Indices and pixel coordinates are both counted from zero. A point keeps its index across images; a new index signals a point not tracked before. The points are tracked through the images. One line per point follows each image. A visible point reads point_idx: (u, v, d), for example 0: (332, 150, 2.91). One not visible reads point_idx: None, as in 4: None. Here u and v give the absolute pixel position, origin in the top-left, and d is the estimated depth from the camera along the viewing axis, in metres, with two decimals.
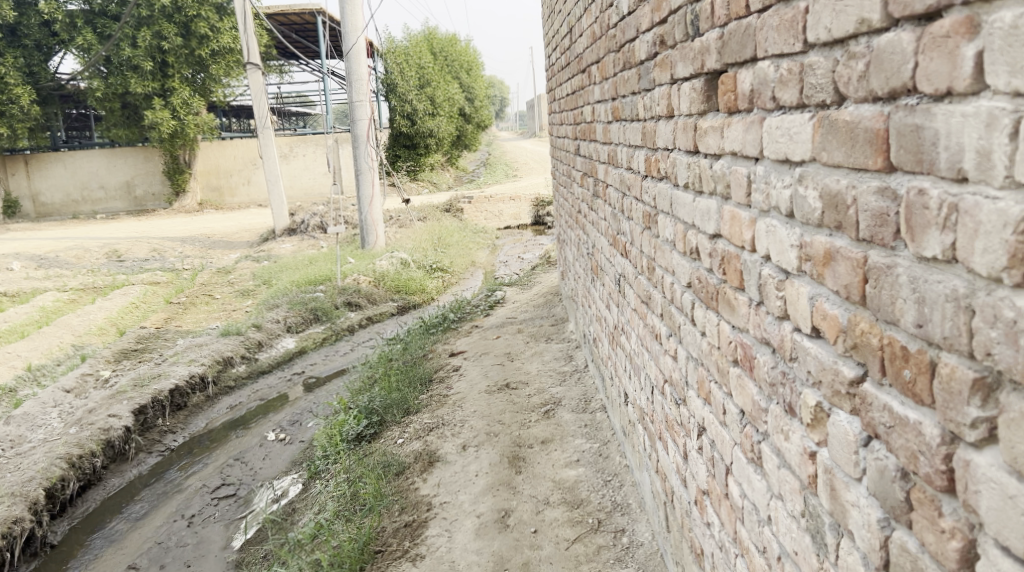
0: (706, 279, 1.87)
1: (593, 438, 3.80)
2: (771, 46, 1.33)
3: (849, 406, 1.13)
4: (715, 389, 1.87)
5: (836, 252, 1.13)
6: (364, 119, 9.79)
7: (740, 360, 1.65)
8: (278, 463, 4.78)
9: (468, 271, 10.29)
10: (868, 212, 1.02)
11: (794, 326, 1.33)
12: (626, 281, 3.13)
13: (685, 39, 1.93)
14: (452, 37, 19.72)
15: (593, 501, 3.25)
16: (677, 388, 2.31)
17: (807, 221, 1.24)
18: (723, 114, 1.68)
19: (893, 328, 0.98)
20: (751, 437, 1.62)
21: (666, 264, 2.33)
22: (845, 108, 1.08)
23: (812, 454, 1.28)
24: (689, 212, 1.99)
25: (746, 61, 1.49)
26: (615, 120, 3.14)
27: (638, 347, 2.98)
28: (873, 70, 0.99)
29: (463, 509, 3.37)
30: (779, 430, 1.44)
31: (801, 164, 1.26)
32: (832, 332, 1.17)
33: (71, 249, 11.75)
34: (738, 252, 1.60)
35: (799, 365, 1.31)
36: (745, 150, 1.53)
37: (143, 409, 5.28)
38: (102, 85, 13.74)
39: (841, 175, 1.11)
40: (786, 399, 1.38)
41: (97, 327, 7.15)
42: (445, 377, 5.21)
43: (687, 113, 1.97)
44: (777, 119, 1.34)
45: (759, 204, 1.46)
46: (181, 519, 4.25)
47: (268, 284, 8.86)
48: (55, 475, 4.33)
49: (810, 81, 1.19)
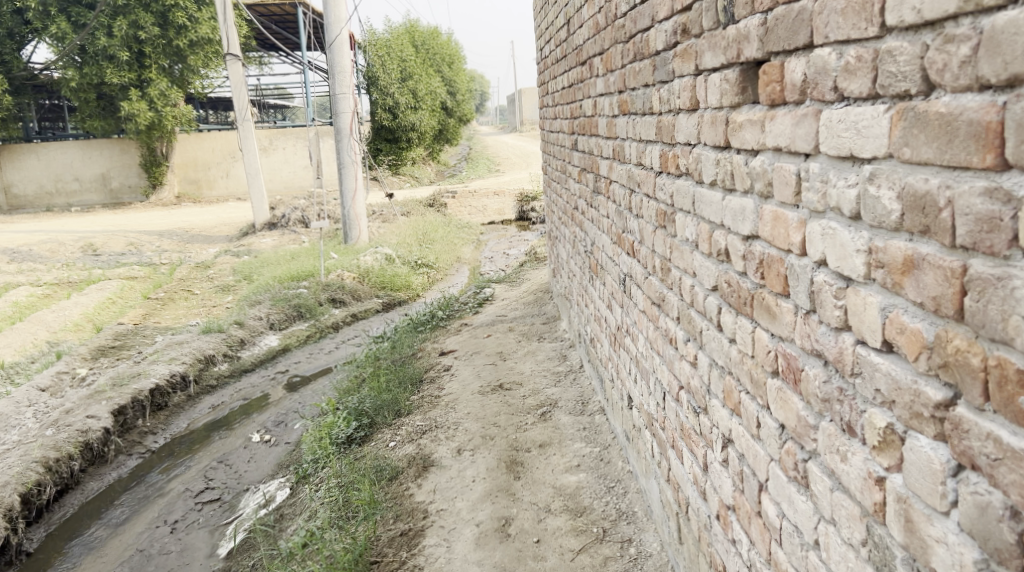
0: (738, 283, 1.75)
1: (592, 441, 3.69)
2: (835, 32, 1.21)
3: (934, 431, 1.02)
4: (746, 400, 1.76)
5: (922, 260, 1.03)
6: (348, 112, 9.54)
7: (782, 372, 1.54)
8: (263, 465, 4.63)
9: (453, 267, 10.16)
10: (972, 217, 0.94)
11: (857, 339, 1.22)
12: (634, 280, 3.00)
13: (714, 27, 1.80)
14: (434, 30, 19.46)
15: (597, 509, 3.13)
16: (697, 397, 2.19)
17: (879, 225, 1.13)
18: (764, 107, 1.56)
19: (1004, 349, 0.90)
20: (794, 454, 1.50)
21: (685, 265, 2.21)
22: (938, 98, 0.99)
23: (880, 480, 1.17)
24: (717, 211, 1.87)
25: (797, 50, 1.38)
26: (621, 113, 3.03)
27: (646, 350, 2.87)
28: (984, 56, 0.91)
29: (461, 517, 3.24)
30: (831, 450, 1.33)
31: (870, 162, 1.15)
32: (912, 348, 1.06)
33: (46, 242, 11.45)
34: (783, 255, 1.49)
35: (863, 381, 1.20)
36: (794, 146, 1.41)
37: (122, 409, 5.09)
38: (77, 75, 13.35)
39: (931, 173, 1.01)
40: (844, 416, 1.27)
41: (73, 323, 6.94)
42: (436, 377, 5.06)
43: (715, 106, 1.85)
44: (839, 112, 1.22)
45: (812, 205, 1.35)
46: (164, 525, 4.09)
47: (248, 279, 8.66)
48: (31, 480, 4.14)
49: (888, 69, 1.08)
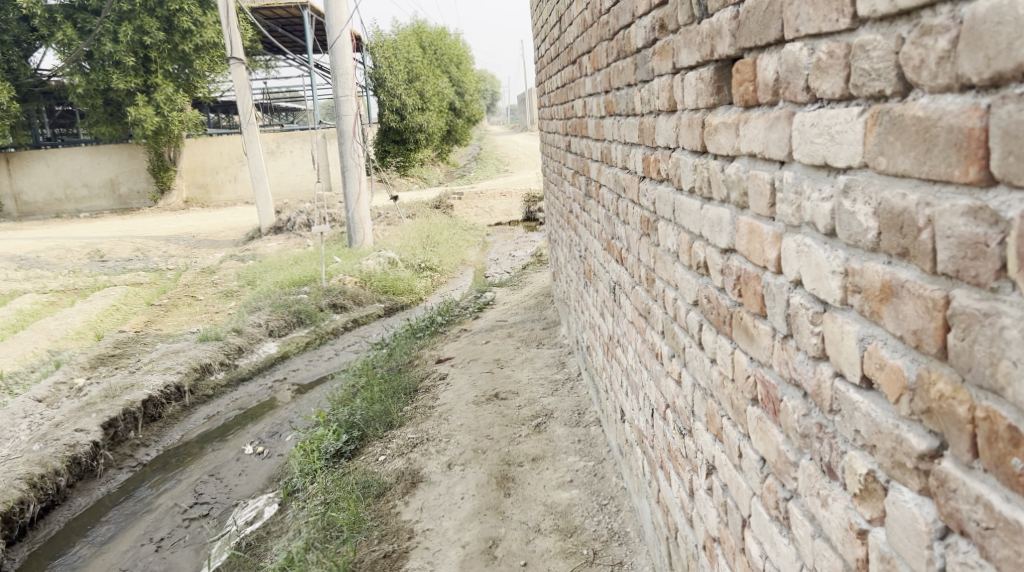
0: (716, 299, 1.61)
1: (587, 455, 3.54)
2: (805, 25, 1.07)
3: (918, 485, 0.89)
4: (727, 427, 1.61)
5: (900, 287, 0.89)
6: (350, 115, 9.44)
7: (761, 400, 1.39)
8: (255, 479, 4.51)
9: (458, 270, 10.02)
10: (955, 239, 0.80)
11: (835, 371, 1.08)
12: (623, 289, 2.85)
13: (689, 22, 1.65)
14: (441, 30, 19.39)
15: (588, 529, 2.99)
16: (682, 417, 2.04)
17: (855, 244, 0.99)
18: (738, 109, 1.42)
19: (992, 399, 0.76)
20: (775, 491, 1.36)
21: (668, 276, 2.07)
22: (914, 100, 0.85)
23: (862, 533, 1.03)
24: (697, 221, 1.72)
25: (769, 45, 1.23)
26: (608, 114, 2.88)
27: (636, 364, 2.72)
28: (964, 51, 0.77)
29: (447, 538, 3.12)
30: (812, 492, 1.20)
31: (845, 172, 1.01)
32: (892, 388, 0.92)
33: (53, 249, 11.41)
34: (759, 272, 1.35)
35: (843, 420, 1.06)
36: (768, 152, 1.27)
37: (113, 421, 5.00)
38: (84, 82, 13.31)
39: (908, 187, 0.87)
40: (824, 457, 1.13)
41: (74, 332, 6.87)
42: (432, 387, 4.93)
43: (692, 107, 1.71)
44: (812, 115, 1.08)
45: (786, 218, 1.20)
46: (149, 543, 3.99)
47: (252, 284, 8.57)
48: (13, 499, 4.04)
49: (861, 66, 0.94)
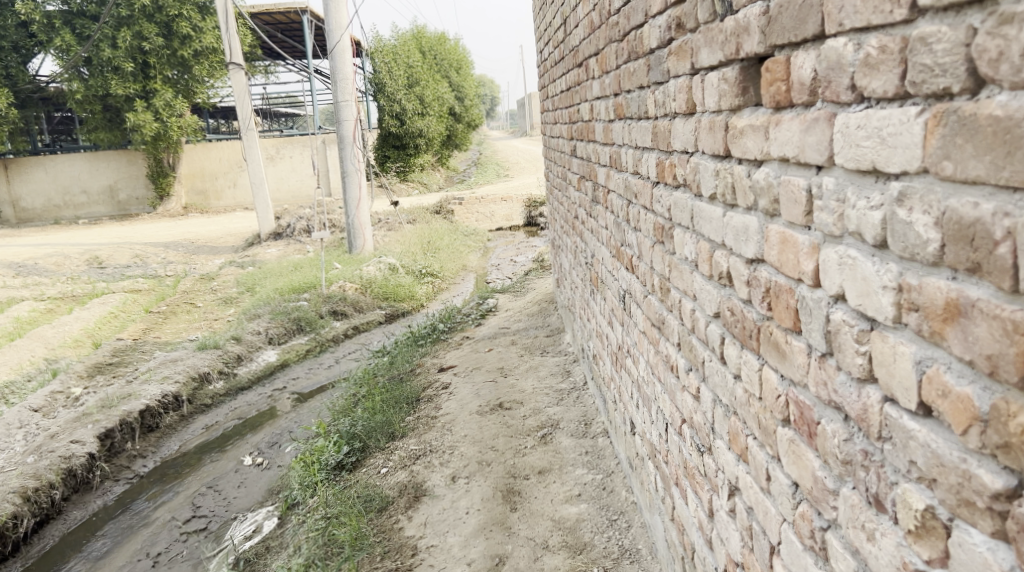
0: (741, 312, 1.52)
1: (595, 468, 3.44)
2: (852, 17, 0.98)
3: (992, 525, 0.82)
4: (754, 447, 1.52)
5: (970, 306, 0.82)
6: (350, 120, 9.34)
7: (794, 421, 1.30)
8: (254, 491, 4.42)
9: (459, 276, 9.89)
10: None
11: (884, 396, 0.99)
12: (634, 298, 2.76)
13: (710, 18, 1.57)
14: (441, 35, 19.35)
15: (597, 545, 2.89)
16: (700, 434, 1.95)
17: (911, 256, 0.90)
18: (766, 110, 1.33)
19: None
20: (809, 519, 1.27)
21: (684, 286, 1.98)
22: (991, 98, 0.78)
23: None
24: (717, 229, 1.64)
25: (805, 40, 1.15)
26: (617, 117, 2.80)
27: (647, 375, 2.63)
28: None
29: (452, 555, 3.02)
30: (854, 524, 1.11)
31: (898, 178, 0.92)
32: (958, 417, 0.84)
33: (51, 256, 11.29)
34: (793, 285, 1.26)
35: (894, 448, 0.97)
36: (803, 155, 1.18)
37: (109, 432, 4.89)
38: (82, 87, 13.20)
39: (981, 196, 0.80)
40: (870, 487, 1.04)
41: (72, 340, 6.76)
42: (434, 396, 4.83)
43: (713, 108, 1.62)
44: (858, 115, 0.99)
45: (826, 227, 1.11)
46: (146, 558, 3.89)
47: (251, 291, 8.46)
48: (6, 513, 3.95)
49: (921, 62, 0.86)
